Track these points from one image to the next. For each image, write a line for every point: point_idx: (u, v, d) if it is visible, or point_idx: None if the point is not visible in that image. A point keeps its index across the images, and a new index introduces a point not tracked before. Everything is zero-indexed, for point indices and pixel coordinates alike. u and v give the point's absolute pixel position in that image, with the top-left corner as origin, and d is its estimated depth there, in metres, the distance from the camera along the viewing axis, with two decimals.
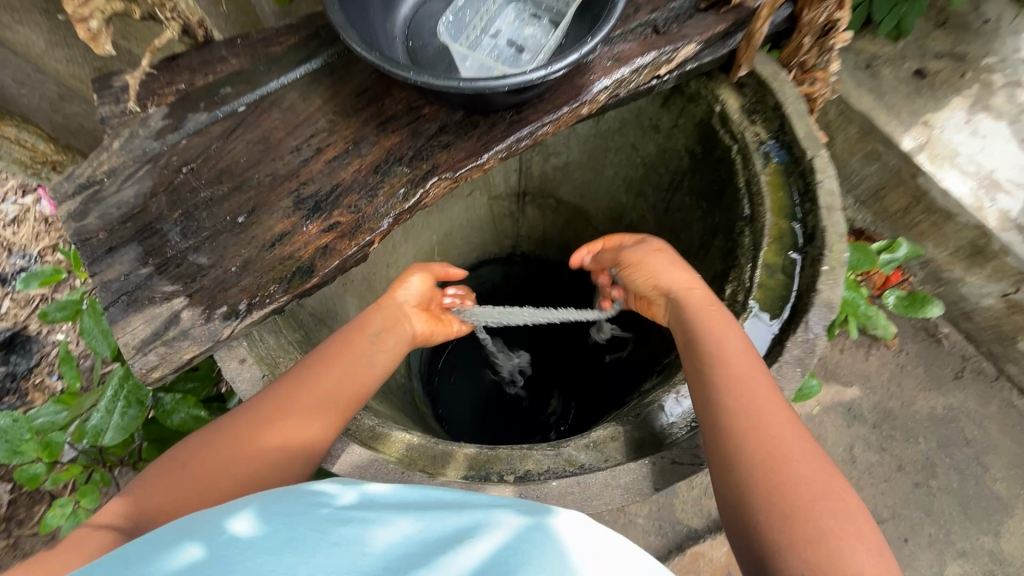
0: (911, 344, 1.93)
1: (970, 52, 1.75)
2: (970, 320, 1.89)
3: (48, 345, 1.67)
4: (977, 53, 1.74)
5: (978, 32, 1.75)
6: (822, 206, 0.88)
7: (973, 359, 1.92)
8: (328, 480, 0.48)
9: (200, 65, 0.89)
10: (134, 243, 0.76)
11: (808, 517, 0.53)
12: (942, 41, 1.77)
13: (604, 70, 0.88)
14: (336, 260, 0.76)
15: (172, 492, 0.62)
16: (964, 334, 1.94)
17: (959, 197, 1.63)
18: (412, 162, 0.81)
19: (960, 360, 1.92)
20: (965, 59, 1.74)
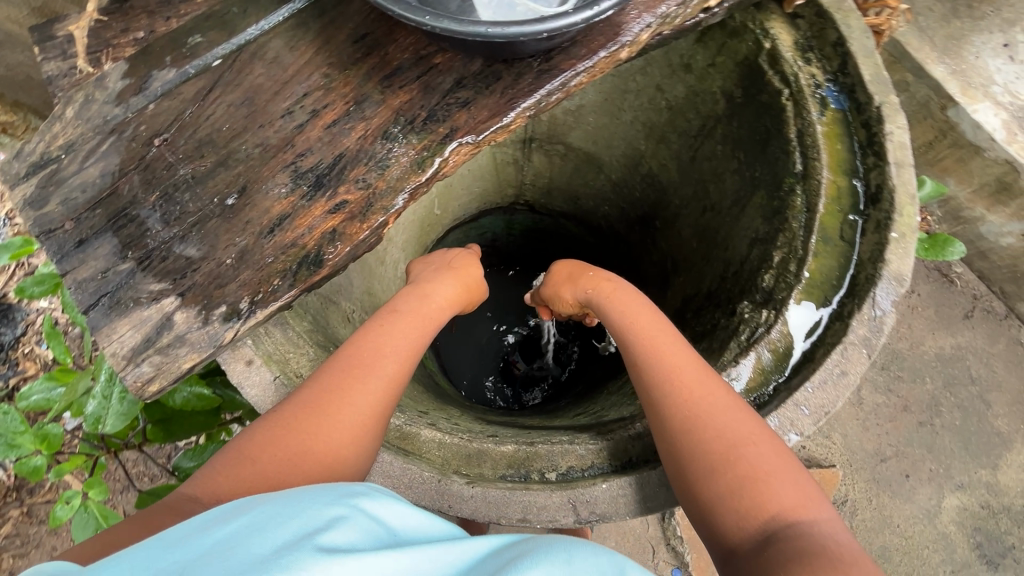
0: (924, 285, 1.88)
1: None
2: (986, 259, 1.83)
3: (33, 314, 1.56)
4: None
5: None
6: (890, 161, 0.79)
7: (983, 298, 1.88)
8: (322, 489, 0.51)
9: (160, 7, 0.73)
10: (107, 235, 0.65)
11: (756, 493, 0.56)
12: None
13: (646, 5, 0.74)
14: (348, 246, 0.66)
15: (238, 482, 0.57)
16: (977, 272, 1.89)
17: (991, 130, 1.54)
18: (425, 125, 0.69)
19: (971, 300, 1.88)
20: None
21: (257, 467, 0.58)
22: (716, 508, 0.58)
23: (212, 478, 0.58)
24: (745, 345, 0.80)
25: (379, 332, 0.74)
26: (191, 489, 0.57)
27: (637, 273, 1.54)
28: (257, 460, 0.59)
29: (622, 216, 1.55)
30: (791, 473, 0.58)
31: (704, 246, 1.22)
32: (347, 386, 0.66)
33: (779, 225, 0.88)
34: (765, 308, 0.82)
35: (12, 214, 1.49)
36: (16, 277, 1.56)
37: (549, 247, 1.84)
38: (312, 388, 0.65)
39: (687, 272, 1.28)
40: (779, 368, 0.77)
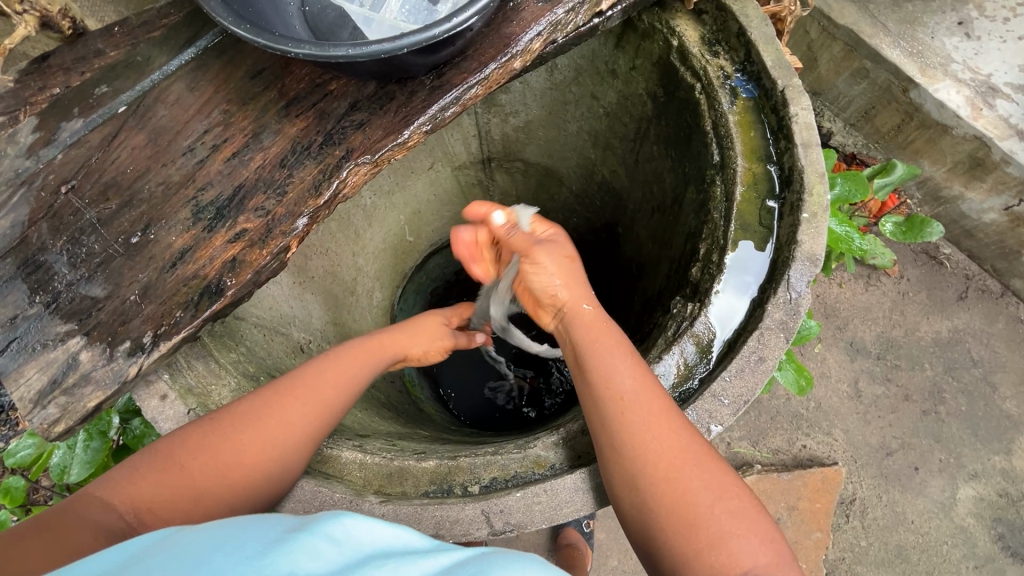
0: (912, 270, 1.83)
1: None
2: (973, 238, 1.78)
3: None
4: None
5: None
6: (798, 143, 0.78)
7: (976, 277, 1.83)
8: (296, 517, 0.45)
9: (75, 64, 0.77)
10: (18, 282, 0.67)
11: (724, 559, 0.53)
12: None
13: (534, 14, 0.75)
14: (249, 273, 0.67)
15: (158, 490, 0.57)
16: (967, 252, 1.83)
17: (955, 108, 1.52)
18: (322, 150, 0.71)
19: (963, 280, 1.82)
20: None
21: (179, 472, 0.59)
22: (668, 558, 0.55)
23: (128, 482, 0.58)
24: (670, 339, 0.78)
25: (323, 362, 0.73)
26: (101, 491, 0.56)
27: (607, 282, 1.52)
28: (178, 475, 0.59)
29: (588, 225, 1.54)
30: (759, 527, 0.55)
31: (655, 247, 1.21)
32: (284, 409, 0.66)
33: (705, 216, 0.87)
34: (691, 301, 0.81)
35: None
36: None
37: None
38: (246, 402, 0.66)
39: (645, 275, 1.27)
40: (704, 357, 0.76)
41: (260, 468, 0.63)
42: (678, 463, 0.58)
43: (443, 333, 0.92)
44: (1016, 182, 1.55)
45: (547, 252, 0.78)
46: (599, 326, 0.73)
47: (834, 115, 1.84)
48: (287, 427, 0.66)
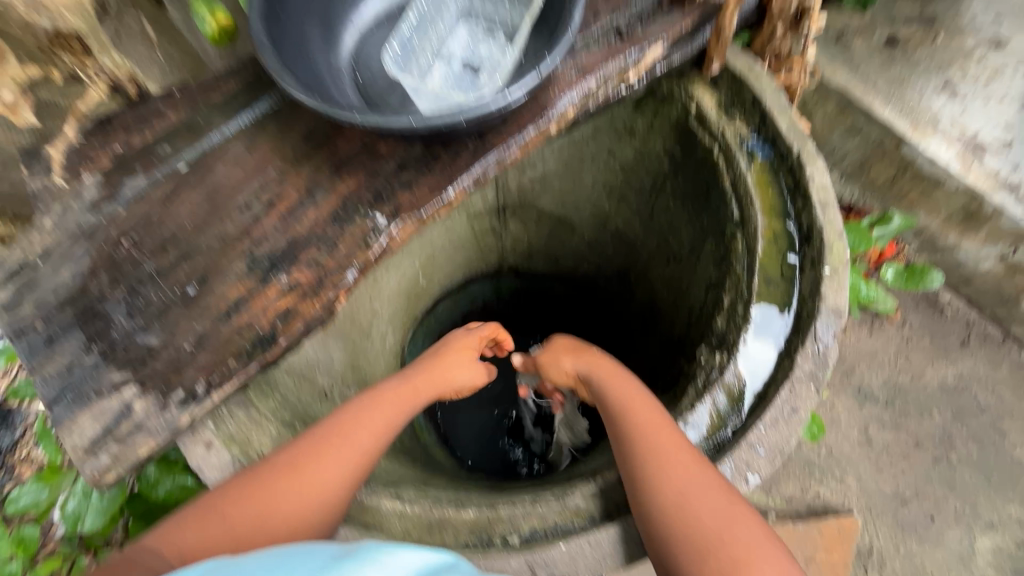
0: (914, 316, 1.87)
1: (939, 15, 1.75)
2: (971, 285, 1.84)
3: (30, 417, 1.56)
4: (945, 16, 1.74)
5: None
6: (816, 203, 0.84)
7: (977, 323, 1.87)
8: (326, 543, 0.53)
9: (136, 123, 0.82)
10: (75, 330, 0.69)
11: None
12: (909, 6, 1.77)
13: (568, 83, 0.82)
14: (300, 323, 0.70)
15: (206, 537, 0.60)
16: (965, 298, 1.88)
17: (946, 163, 1.60)
18: (371, 206, 0.75)
19: (965, 327, 1.86)
20: (934, 21, 1.74)
21: (222, 524, 0.61)
22: None
23: (178, 531, 0.60)
24: (701, 388, 0.80)
25: (358, 408, 0.75)
26: (153, 542, 0.60)
27: (620, 328, 1.55)
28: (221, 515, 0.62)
29: (602, 272, 1.58)
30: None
31: (672, 295, 1.25)
32: (320, 460, 0.68)
33: (728, 268, 0.91)
34: (718, 351, 0.84)
35: None
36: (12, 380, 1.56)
37: (535, 309, 1.81)
38: (284, 453, 0.67)
39: (662, 321, 1.30)
40: (735, 407, 0.78)
41: (291, 518, 0.64)
42: (711, 510, 0.62)
43: (473, 371, 0.94)
44: (1010, 233, 1.62)
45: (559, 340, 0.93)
46: (630, 387, 0.79)
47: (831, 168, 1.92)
48: (325, 478, 0.67)
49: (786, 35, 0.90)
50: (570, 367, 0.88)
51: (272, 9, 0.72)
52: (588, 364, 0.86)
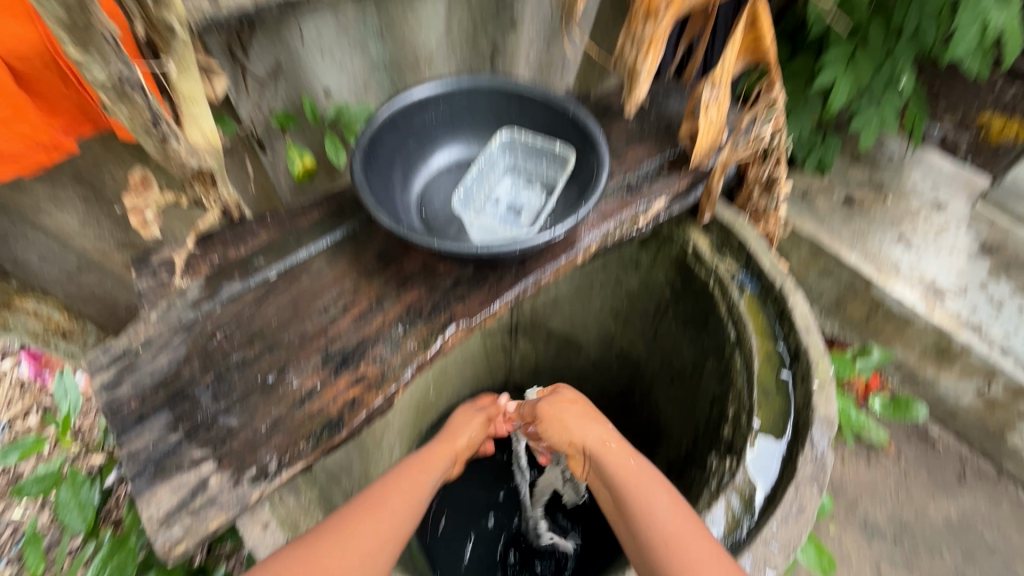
0: (907, 448, 1.95)
1: (886, 181, 2.09)
2: (956, 419, 1.94)
3: None
4: (892, 182, 2.08)
5: (887, 166, 2.12)
6: (799, 327, 0.99)
7: (970, 458, 1.94)
8: None
9: (234, 240, 0.97)
10: (164, 410, 0.78)
11: None
12: (861, 173, 2.12)
13: (591, 225, 1.02)
14: (364, 411, 0.79)
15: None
16: (953, 432, 1.98)
17: (912, 304, 1.82)
18: (430, 315, 0.89)
19: (958, 461, 1.93)
20: (883, 186, 2.08)
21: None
22: None
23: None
24: (716, 490, 0.88)
25: (401, 470, 0.88)
26: None
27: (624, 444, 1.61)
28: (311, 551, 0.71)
29: (603, 387, 1.69)
30: None
31: (676, 410, 1.35)
32: (375, 513, 0.78)
33: (730, 382, 1.04)
34: (728, 457, 0.93)
35: None
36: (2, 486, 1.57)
37: None
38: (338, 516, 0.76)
39: (664, 439, 1.40)
40: (748, 510, 0.84)
41: (367, 552, 0.74)
42: (699, 569, 0.71)
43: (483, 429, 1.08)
44: (981, 370, 1.77)
45: (553, 404, 1.02)
46: (622, 455, 0.89)
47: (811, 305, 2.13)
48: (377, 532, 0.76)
49: (761, 195, 1.13)
50: (568, 436, 0.97)
51: (367, 162, 0.92)
52: (587, 434, 0.94)
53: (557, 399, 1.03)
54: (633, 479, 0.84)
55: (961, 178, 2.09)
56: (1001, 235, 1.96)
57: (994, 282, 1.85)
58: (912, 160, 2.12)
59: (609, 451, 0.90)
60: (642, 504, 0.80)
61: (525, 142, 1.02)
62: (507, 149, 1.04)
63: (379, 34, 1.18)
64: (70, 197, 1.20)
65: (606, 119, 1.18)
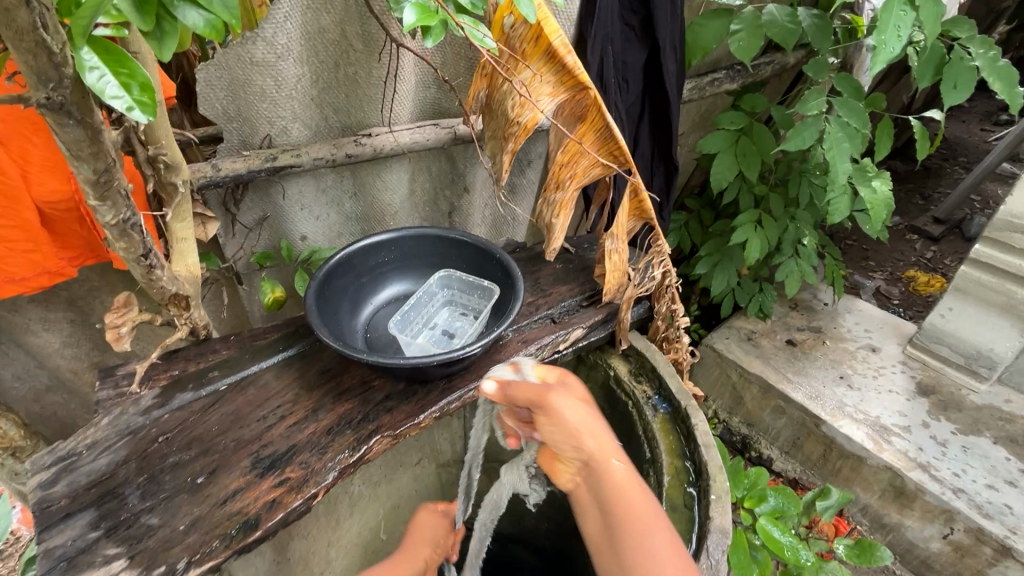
0: None
1: (823, 325, 2.30)
2: (933, 569, 1.88)
3: None
4: (828, 326, 2.30)
5: (822, 312, 2.35)
6: (700, 443, 1.10)
7: None
8: None
9: (196, 356, 1.10)
10: (91, 509, 0.83)
11: None
12: (799, 318, 2.33)
13: (515, 349, 1.16)
14: (281, 512, 0.85)
15: None
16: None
17: (860, 440, 1.89)
18: (359, 424, 0.99)
19: None
20: (821, 330, 2.28)
21: None
22: None
23: None
24: None
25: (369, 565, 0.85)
26: None
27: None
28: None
29: (559, 526, 1.63)
30: None
31: None
32: None
33: None
34: None
35: None
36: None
37: None
38: None
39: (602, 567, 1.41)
40: None
41: None
42: None
43: None
44: (939, 511, 1.77)
45: (567, 397, 0.84)
46: (622, 481, 0.79)
47: (771, 443, 2.19)
48: None
49: (668, 327, 1.31)
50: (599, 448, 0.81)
51: (321, 290, 1.09)
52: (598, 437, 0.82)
53: (567, 390, 0.86)
54: (636, 514, 0.76)
55: (890, 323, 2.31)
56: (934, 374, 2.09)
57: (935, 420, 1.94)
58: (844, 307, 2.37)
59: (613, 474, 0.79)
60: (637, 539, 0.74)
61: (460, 278, 1.22)
62: (445, 284, 1.24)
63: (353, 194, 1.46)
64: (59, 319, 1.35)
65: (536, 264, 1.41)
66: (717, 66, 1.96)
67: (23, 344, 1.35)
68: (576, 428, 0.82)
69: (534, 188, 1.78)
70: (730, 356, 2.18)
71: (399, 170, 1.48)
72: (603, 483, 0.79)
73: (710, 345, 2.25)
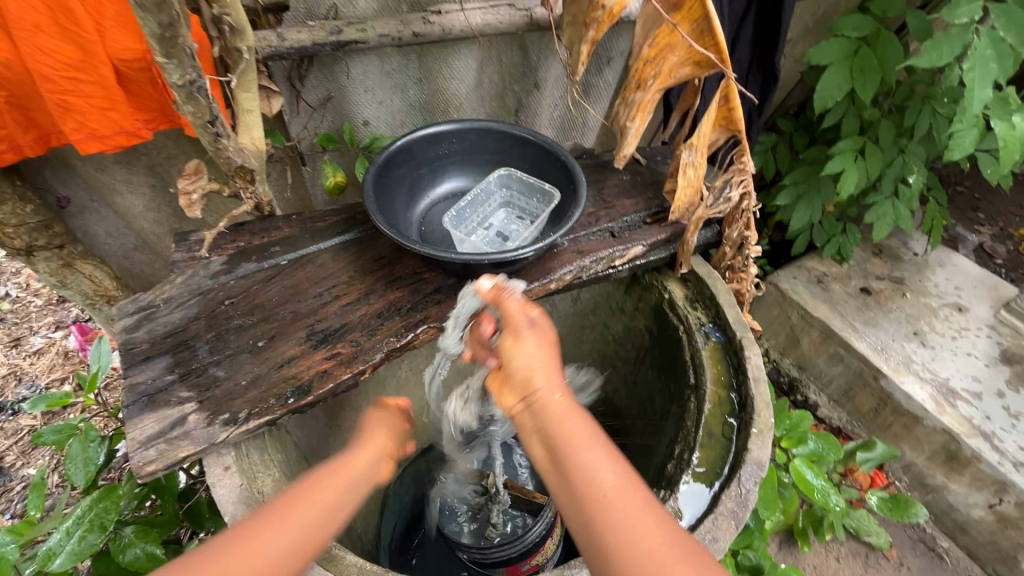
0: (911, 558, 1.85)
1: (907, 276, 2.09)
2: (968, 534, 1.83)
3: (16, 480, 1.62)
4: (913, 278, 2.09)
5: (910, 262, 2.13)
6: (750, 376, 1.05)
7: None
8: None
9: (260, 231, 1.13)
10: (167, 356, 0.92)
11: None
12: (881, 266, 2.13)
13: (568, 259, 1.13)
14: (331, 383, 0.92)
15: None
16: (965, 550, 1.86)
17: (920, 400, 1.78)
18: (407, 313, 1.01)
19: None
20: (903, 281, 2.08)
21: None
22: None
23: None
24: None
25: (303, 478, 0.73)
26: None
27: None
28: None
29: None
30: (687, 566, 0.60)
31: (644, 460, 1.32)
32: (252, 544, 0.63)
33: (683, 422, 1.11)
34: (664, 488, 1.01)
35: (52, 382, 1.77)
36: (21, 440, 1.68)
37: None
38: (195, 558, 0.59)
39: None
40: None
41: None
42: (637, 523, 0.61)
43: (394, 430, 0.85)
44: (992, 481, 1.68)
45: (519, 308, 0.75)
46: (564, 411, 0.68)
47: (819, 389, 2.09)
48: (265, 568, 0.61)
49: (736, 255, 1.21)
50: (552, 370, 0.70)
51: (379, 177, 1.08)
52: (540, 353, 0.70)
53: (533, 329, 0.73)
54: (553, 412, 0.67)
55: (986, 283, 2.08)
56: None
57: (1011, 391, 1.79)
58: (936, 260, 2.13)
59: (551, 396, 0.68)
60: (571, 447, 0.65)
61: (520, 178, 1.16)
62: (504, 183, 1.18)
63: (418, 80, 1.39)
64: (140, 182, 1.42)
65: (602, 173, 1.32)
66: None
67: (111, 203, 1.45)
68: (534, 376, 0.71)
69: (609, 91, 1.63)
70: (796, 297, 2.04)
71: (467, 57, 1.38)
72: (541, 408, 0.67)
73: (775, 283, 2.11)
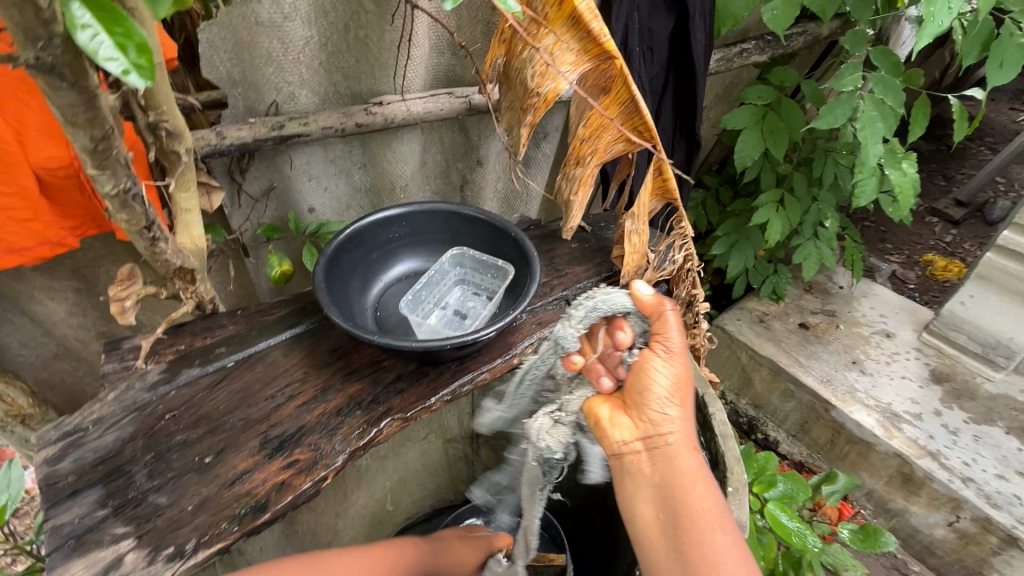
0: None
1: (838, 309, 2.25)
2: (935, 555, 1.88)
3: None
4: (844, 310, 2.24)
5: (838, 295, 2.29)
6: (718, 433, 1.07)
7: None
8: None
9: (203, 331, 1.07)
10: (98, 487, 0.82)
11: None
12: (814, 301, 2.28)
13: (527, 331, 1.13)
14: (290, 495, 0.84)
15: None
16: (935, 571, 1.91)
17: (870, 427, 1.86)
18: (369, 406, 0.97)
19: None
20: (836, 314, 2.23)
21: None
22: None
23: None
24: None
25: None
26: None
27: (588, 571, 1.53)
28: None
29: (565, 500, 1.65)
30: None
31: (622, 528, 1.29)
32: None
33: None
34: None
35: None
36: None
37: None
38: None
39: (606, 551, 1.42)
40: None
41: None
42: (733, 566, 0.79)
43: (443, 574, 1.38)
44: (947, 500, 1.75)
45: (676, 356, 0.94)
46: (690, 467, 0.89)
47: (778, 426, 2.16)
48: None
49: (687, 311, 1.26)
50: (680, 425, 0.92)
51: (330, 267, 1.05)
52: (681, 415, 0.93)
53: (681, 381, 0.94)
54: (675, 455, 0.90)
55: (906, 308, 2.26)
56: (949, 361, 2.04)
57: (947, 408, 1.91)
58: (860, 291, 2.31)
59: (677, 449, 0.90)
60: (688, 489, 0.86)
61: (473, 256, 1.18)
62: (457, 262, 1.20)
63: (363, 165, 1.40)
64: (63, 288, 1.32)
65: (551, 242, 1.36)
66: (745, 36, 1.86)
67: (29, 312, 1.33)
68: (670, 425, 0.91)
69: (548, 162, 1.71)
70: (743, 339, 2.13)
71: (410, 141, 1.41)
72: (665, 453, 0.91)
73: (722, 327, 2.20)
